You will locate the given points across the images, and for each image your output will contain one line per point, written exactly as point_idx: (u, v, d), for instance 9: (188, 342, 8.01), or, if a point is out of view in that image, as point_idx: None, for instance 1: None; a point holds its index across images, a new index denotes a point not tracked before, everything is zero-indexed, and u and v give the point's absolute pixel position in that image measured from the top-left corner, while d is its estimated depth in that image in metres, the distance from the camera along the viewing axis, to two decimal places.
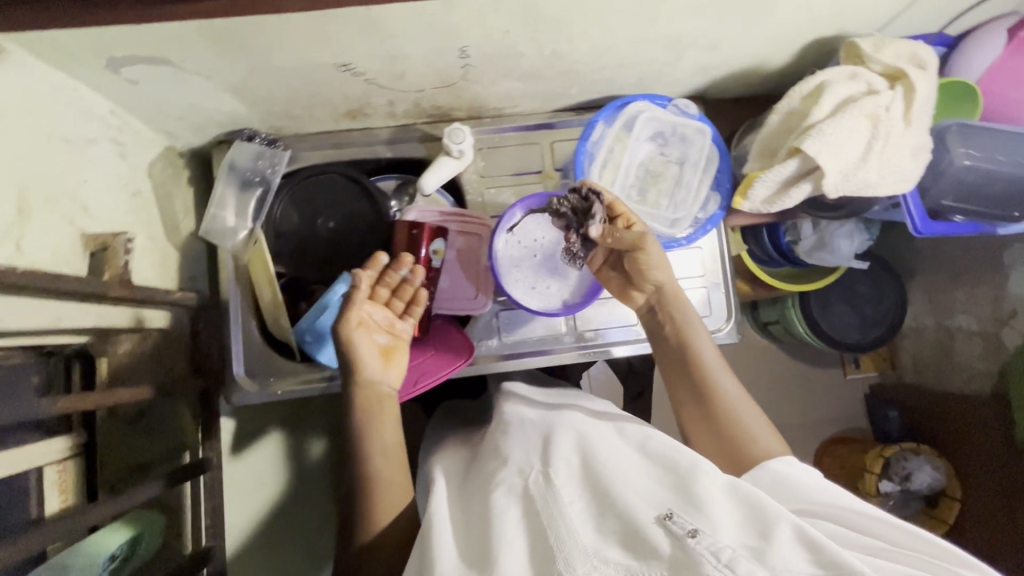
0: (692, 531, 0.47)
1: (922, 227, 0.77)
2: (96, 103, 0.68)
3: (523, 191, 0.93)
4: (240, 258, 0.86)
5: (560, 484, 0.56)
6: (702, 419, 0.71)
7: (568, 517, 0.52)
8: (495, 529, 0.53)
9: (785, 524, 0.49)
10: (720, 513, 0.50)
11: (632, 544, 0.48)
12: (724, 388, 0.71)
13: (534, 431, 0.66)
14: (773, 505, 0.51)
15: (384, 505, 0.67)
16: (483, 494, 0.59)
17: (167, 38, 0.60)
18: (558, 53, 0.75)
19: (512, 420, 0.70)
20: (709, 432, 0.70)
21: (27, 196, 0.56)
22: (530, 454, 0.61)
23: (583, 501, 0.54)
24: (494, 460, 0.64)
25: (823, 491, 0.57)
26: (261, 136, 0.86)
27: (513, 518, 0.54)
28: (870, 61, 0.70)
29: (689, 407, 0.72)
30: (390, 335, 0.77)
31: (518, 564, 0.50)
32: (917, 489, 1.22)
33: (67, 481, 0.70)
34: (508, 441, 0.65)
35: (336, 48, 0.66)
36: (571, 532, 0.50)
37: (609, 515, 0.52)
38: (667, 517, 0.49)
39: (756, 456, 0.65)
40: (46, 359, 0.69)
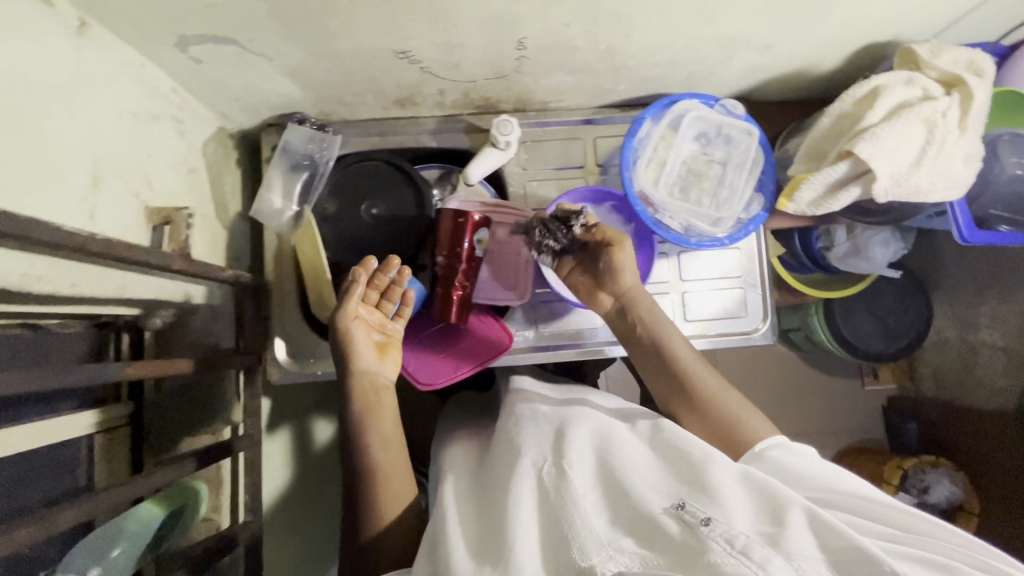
0: (705, 520, 0.47)
1: (968, 235, 0.77)
2: (161, 81, 0.69)
3: (564, 185, 0.93)
4: (285, 239, 0.88)
5: (573, 474, 0.56)
6: (686, 411, 0.70)
7: (582, 507, 0.52)
8: (509, 516, 0.52)
9: (798, 509, 0.48)
10: (735, 502, 0.49)
11: (645, 533, 0.48)
12: (703, 379, 0.71)
13: (546, 424, 0.66)
14: (786, 491, 0.51)
15: (388, 499, 0.64)
16: (495, 488, 0.59)
17: (239, 19, 0.61)
18: (613, 48, 0.76)
19: (526, 412, 0.70)
20: (695, 425, 0.70)
21: (100, 167, 0.58)
22: (543, 446, 0.62)
23: (596, 492, 0.54)
24: (507, 451, 0.64)
25: (838, 479, 0.56)
26: (311, 122, 0.86)
27: (527, 508, 0.53)
28: (926, 67, 0.71)
29: (673, 403, 0.72)
30: (383, 334, 0.76)
31: (534, 552, 0.50)
32: (934, 503, 1.19)
33: (116, 448, 0.73)
34: (519, 433, 0.65)
35: (399, 34, 0.67)
36: (585, 522, 0.50)
37: (624, 505, 0.51)
38: (678, 507, 0.49)
39: (743, 444, 0.65)
40: (98, 330, 0.70)
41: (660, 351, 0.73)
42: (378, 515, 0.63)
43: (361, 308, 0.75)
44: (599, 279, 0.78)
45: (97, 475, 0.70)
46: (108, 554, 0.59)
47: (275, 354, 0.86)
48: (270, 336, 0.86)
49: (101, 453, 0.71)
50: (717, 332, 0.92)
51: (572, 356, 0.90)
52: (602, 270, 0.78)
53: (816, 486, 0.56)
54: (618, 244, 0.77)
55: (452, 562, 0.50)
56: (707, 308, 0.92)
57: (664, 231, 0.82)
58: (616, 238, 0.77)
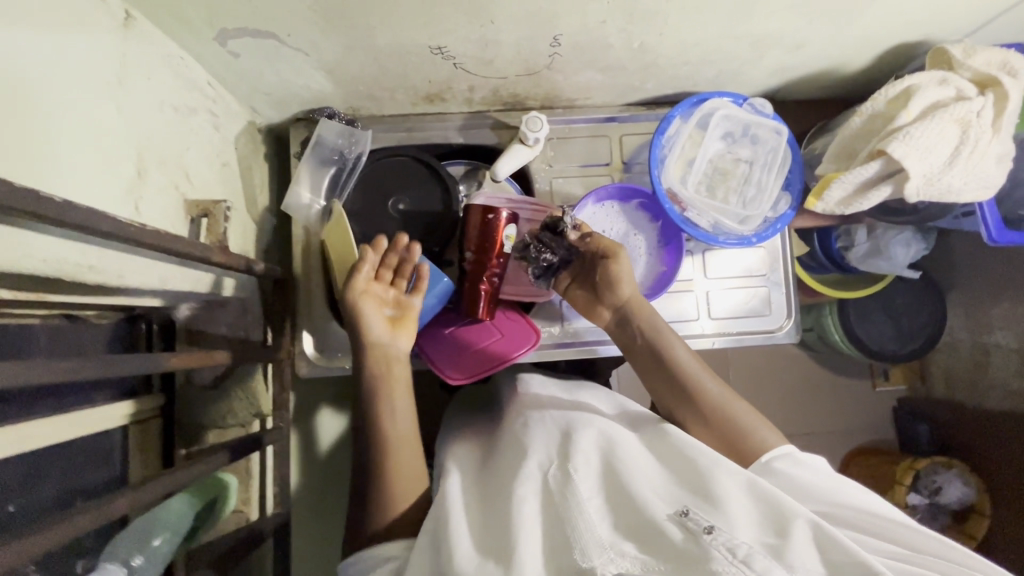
0: (708, 528, 0.48)
1: (997, 236, 0.77)
2: (198, 74, 0.70)
3: (590, 182, 0.94)
4: (313, 233, 0.88)
5: (579, 477, 0.56)
6: (694, 419, 0.70)
7: (585, 508, 0.53)
8: (513, 516, 0.53)
9: (802, 522, 0.50)
10: (738, 512, 0.51)
11: (647, 538, 0.49)
12: (705, 386, 0.71)
13: (554, 424, 0.66)
14: (791, 503, 0.52)
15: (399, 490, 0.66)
16: (499, 488, 0.59)
17: (280, 13, 0.62)
18: (646, 46, 0.76)
19: (535, 413, 0.70)
20: (700, 430, 0.70)
21: (144, 159, 0.59)
22: (551, 446, 0.62)
23: (601, 497, 0.55)
24: (513, 452, 0.64)
25: (846, 494, 0.57)
26: (340, 117, 0.86)
27: (530, 508, 0.54)
28: (959, 68, 0.71)
29: (676, 408, 0.72)
30: (398, 308, 0.76)
31: (536, 552, 0.50)
32: (945, 503, 1.20)
33: (149, 440, 0.74)
34: (528, 432, 0.65)
35: (436, 30, 0.68)
36: (588, 524, 0.51)
37: (626, 509, 0.52)
38: (682, 515, 0.50)
39: (749, 451, 0.65)
40: (131, 322, 0.71)
41: (659, 357, 0.74)
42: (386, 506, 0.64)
43: (372, 284, 0.75)
44: (597, 288, 0.80)
45: (133, 469, 0.71)
46: (151, 543, 0.61)
47: (304, 349, 0.87)
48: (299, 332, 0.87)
49: (135, 444, 0.72)
50: (740, 330, 0.92)
51: (597, 353, 0.91)
52: (599, 281, 0.79)
53: (823, 500, 0.57)
54: (612, 254, 0.79)
55: (454, 558, 0.51)
56: (730, 306, 0.93)
57: (692, 229, 0.83)
58: (609, 249, 0.79)
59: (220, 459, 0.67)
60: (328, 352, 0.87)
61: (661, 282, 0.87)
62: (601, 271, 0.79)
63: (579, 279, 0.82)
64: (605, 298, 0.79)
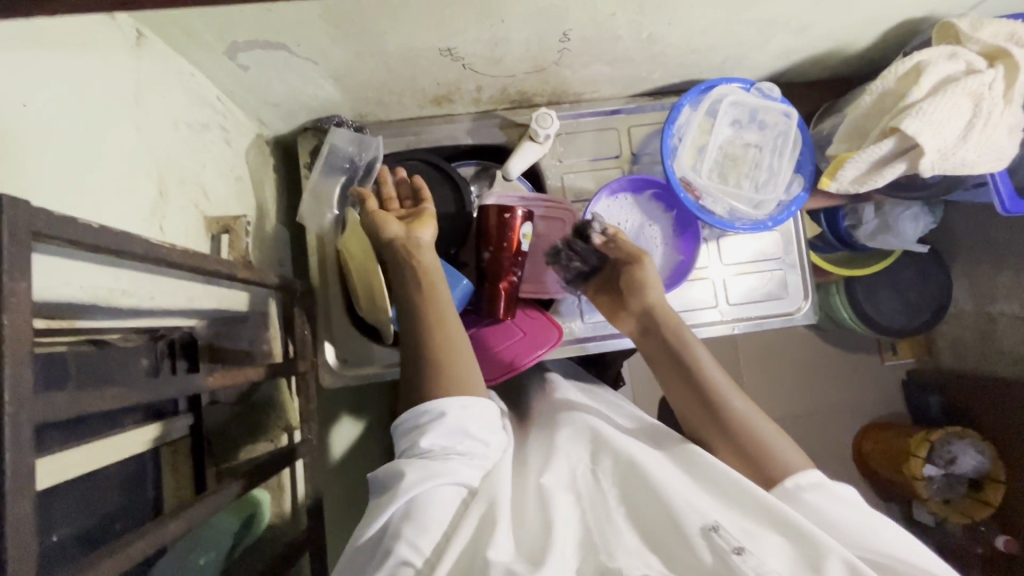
0: (738, 549, 0.49)
1: (1011, 206, 0.78)
2: (207, 89, 0.69)
3: (601, 176, 0.93)
4: (328, 243, 0.88)
5: (608, 486, 0.59)
6: (717, 433, 0.67)
7: (615, 519, 0.54)
8: (546, 514, 0.55)
9: (837, 559, 0.49)
10: (767, 539, 0.52)
11: (676, 553, 0.50)
12: (731, 401, 0.68)
13: (585, 427, 0.68)
14: (827, 538, 0.51)
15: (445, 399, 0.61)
16: (527, 483, 0.61)
17: (291, 23, 0.61)
18: (654, 36, 0.76)
19: (569, 417, 0.72)
20: (724, 448, 0.66)
21: (165, 179, 0.58)
22: (581, 450, 0.64)
23: (628, 504, 0.57)
24: (543, 457, 0.65)
25: (884, 541, 0.54)
26: (349, 124, 0.86)
27: (561, 504, 0.56)
28: (967, 41, 0.72)
29: (700, 423, 0.69)
30: (414, 216, 0.75)
31: (568, 541, 0.52)
32: (961, 472, 1.21)
33: (179, 460, 0.73)
34: (560, 437, 0.67)
35: (447, 31, 0.67)
36: (617, 533, 0.53)
37: (654, 520, 0.54)
38: (712, 529, 0.51)
39: (773, 474, 0.61)
40: (154, 342, 0.70)
41: (683, 367, 0.72)
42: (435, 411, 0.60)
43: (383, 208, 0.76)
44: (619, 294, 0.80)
45: (165, 491, 0.70)
46: (198, 560, 0.66)
47: (325, 359, 0.86)
48: (320, 345, 0.86)
49: (168, 465, 0.71)
50: (758, 315, 0.92)
51: (618, 346, 0.91)
52: (624, 286, 0.79)
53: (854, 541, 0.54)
54: (638, 259, 0.80)
55: (489, 544, 0.50)
56: (746, 291, 0.93)
57: (708, 216, 0.83)
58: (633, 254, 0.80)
59: (234, 490, 0.59)
60: (351, 362, 0.87)
61: (679, 271, 0.88)
62: (626, 275, 0.79)
63: (602, 286, 0.82)
64: (628, 303, 0.79)
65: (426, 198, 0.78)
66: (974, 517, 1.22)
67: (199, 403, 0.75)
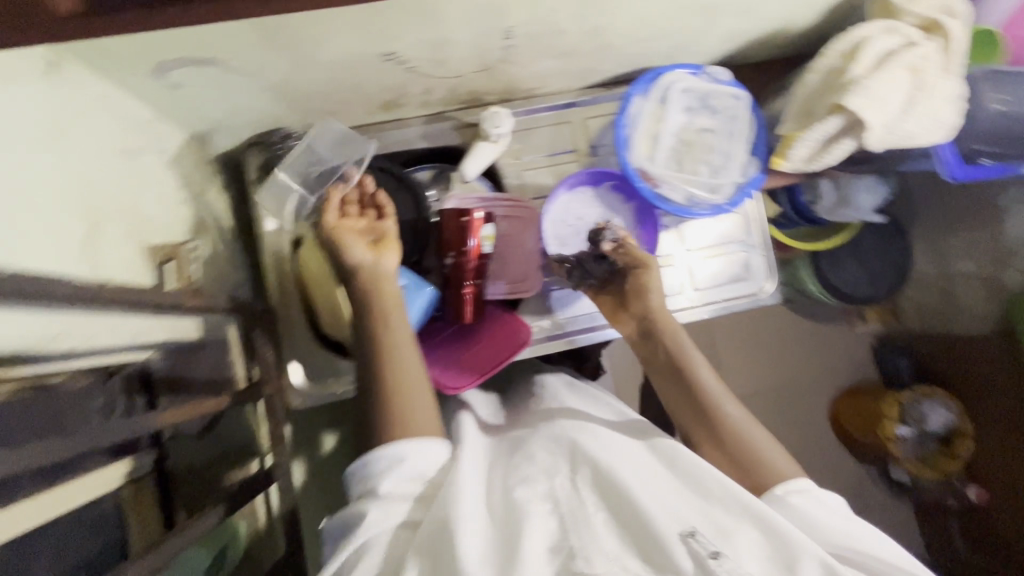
0: (714, 554, 0.50)
1: (958, 173, 0.79)
2: (139, 111, 0.65)
3: (560, 170, 0.93)
4: (285, 261, 0.85)
5: (586, 492, 0.57)
6: (708, 437, 0.69)
7: (594, 524, 0.53)
8: (521, 529, 0.53)
9: (811, 561, 0.52)
10: (743, 540, 0.53)
11: (655, 556, 0.51)
12: (726, 409, 0.69)
13: (562, 433, 0.66)
14: (801, 540, 0.54)
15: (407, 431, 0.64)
16: (503, 495, 0.59)
17: (218, 39, 0.58)
18: (599, 28, 0.75)
19: (547, 425, 0.71)
20: (716, 454, 0.68)
21: (96, 212, 0.55)
22: (557, 457, 0.62)
23: (607, 509, 0.55)
24: (520, 462, 0.63)
25: (857, 541, 0.57)
26: (296, 136, 0.85)
27: (538, 518, 0.54)
28: (903, 15, 0.73)
29: (693, 428, 0.70)
30: (375, 234, 0.74)
31: (543, 554, 0.51)
32: (933, 430, 1.26)
33: (144, 500, 0.69)
34: (535, 443, 0.66)
35: (385, 35, 0.65)
36: (594, 539, 0.52)
37: (634, 523, 0.53)
38: (690, 535, 0.52)
39: (762, 480, 0.64)
40: (107, 379, 0.65)
41: (680, 374, 0.72)
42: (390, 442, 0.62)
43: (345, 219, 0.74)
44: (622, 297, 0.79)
45: (133, 530, 0.66)
46: None
47: (293, 379, 0.84)
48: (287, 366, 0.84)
49: (131, 505, 0.67)
50: (724, 298, 0.94)
51: (588, 339, 0.91)
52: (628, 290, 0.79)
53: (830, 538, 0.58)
54: (645, 265, 0.79)
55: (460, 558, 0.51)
56: (710, 275, 0.94)
57: (666, 205, 0.83)
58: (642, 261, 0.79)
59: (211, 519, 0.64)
60: (320, 379, 0.85)
61: None
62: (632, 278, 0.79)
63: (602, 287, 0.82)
64: (630, 306, 0.79)
65: (390, 216, 0.76)
66: (943, 472, 1.27)
67: (161, 441, 0.73)
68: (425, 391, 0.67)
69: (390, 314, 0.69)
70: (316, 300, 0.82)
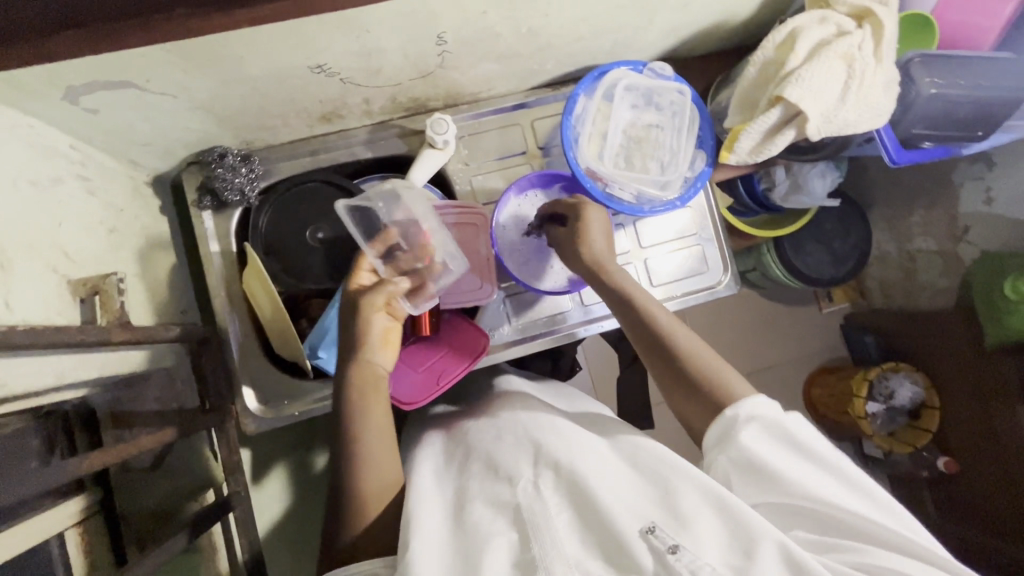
0: (672, 548, 0.50)
1: (898, 157, 0.81)
2: (54, 139, 0.63)
3: (510, 174, 0.92)
4: (231, 283, 0.83)
5: (549, 495, 0.57)
6: (680, 386, 0.65)
7: (554, 528, 0.53)
8: (479, 545, 0.54)
9: (769, 542, 0.49)
10: (705, 528, 0.51)
11: (615, 555, 0.51)
12: (681, 339, 0.67)
13: (525, 433, 0.65)
14: (760, 520, 0.51)
15: (372, 489, 0.63)
16: (468, 510, 0.59)
17: (130, 61, 0.56)
18: (535, 29, 0.74)
19: (508, 420, 0.70)
20: (682, 389, 0.65)
21: (6, 250, 0.53)
22: (520, 460, 0.62)
23: (570, 511, 0.55)
24: (485, 468, 0.63)
25: (814, 485, 0.54)
26: (233, 153, 0.80)
27: (498, 531, 0.55)
28: (835, 4, 0.74)
29: (657, 369, 0.68)
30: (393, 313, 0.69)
31: (503, 568, 0.51)
32: (900, 405, 1.27)
33: (91, 542, 0.66)
34: (499, 446, 0.65)
35: (312, 48, 0.63)
36: (556, 543, 0.52)
37: (595, 525, 0.53)
38: (649, 531, 0.52)
39: (725, 404, 0.61)
40: (43, 420, 0.62)
41: (633, 310, 0.70)
42: (360, 516, 0.62)
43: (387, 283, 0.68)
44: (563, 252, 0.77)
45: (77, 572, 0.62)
46: None
47: (246, 404, 0.82)
48: (237, 390, 0.82)
49: (77, 547, 0.63)
50: (684, 292, 0.93)
51: (550, 343, 0.90)
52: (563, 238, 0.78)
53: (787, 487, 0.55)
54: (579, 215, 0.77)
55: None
56: (668, 271, 0.94)
57: (618, 204, 0.83)
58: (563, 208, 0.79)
59: (179, 542, 0.65)
60: (274, 403, 0.83)
61: None
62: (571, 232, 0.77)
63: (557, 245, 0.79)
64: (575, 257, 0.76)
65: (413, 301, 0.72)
66: (913, 445, 1.28)
67: (107, 477, 0.70)
68: (391, 442, 0.66)
69: (378, 424, 0.65)
70: (266, 322, 0.80)
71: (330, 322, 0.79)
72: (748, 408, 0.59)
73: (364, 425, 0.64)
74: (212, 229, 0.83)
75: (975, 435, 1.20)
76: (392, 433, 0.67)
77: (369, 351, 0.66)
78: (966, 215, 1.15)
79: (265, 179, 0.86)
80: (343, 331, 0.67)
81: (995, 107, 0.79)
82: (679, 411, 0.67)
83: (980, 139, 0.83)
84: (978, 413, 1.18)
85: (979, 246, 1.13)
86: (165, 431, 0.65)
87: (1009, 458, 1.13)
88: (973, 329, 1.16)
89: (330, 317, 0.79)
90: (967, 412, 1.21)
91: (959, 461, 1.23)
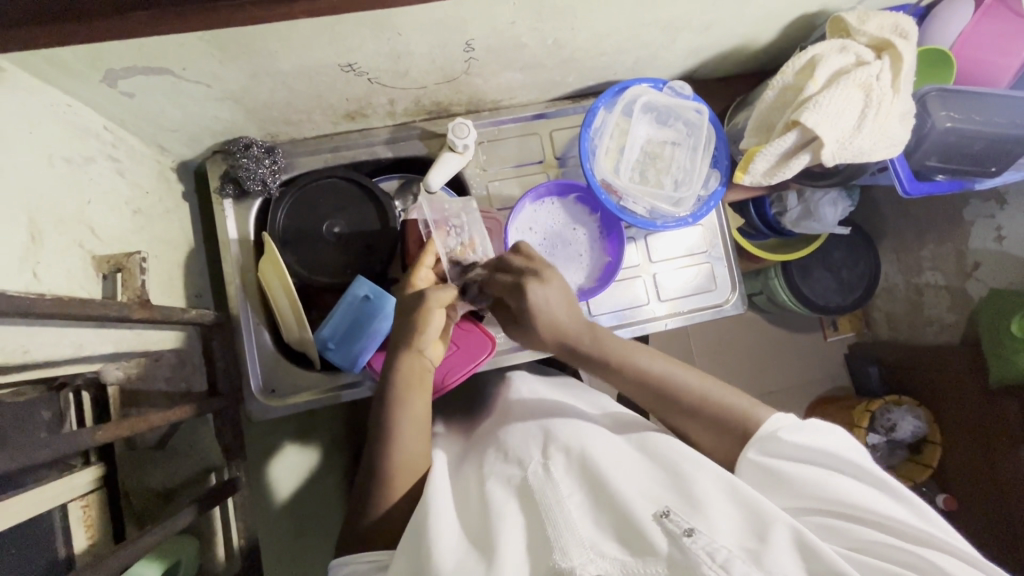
0: (688, 531, 0.49)
1: (910, 188, 0.82)
2: (90, 119, 0.65)
3: (526, 182, 0.93)
4: (248, 272, 0.85)
5: (560, 478, 0.59)
6: (685, 415, 0.68)
7: (565, 508, 0.55)
8: (495, 523, 0.55)
9: (782, 527, 0.51)
10: (718, 514, 0.52)
11: (630, 539, 0.50)
12: (681, 381, 0.69)
13: (535, 425, 0.70)
14: (771, 507, 0.53)
15: (403, 469, 0.67)
16: (480, 495, 0.62)
17: (171, 48, 0.58)
18: (560, 42, 0.76)
19: (518, 420, 0.73)
20: (693, 424, 0.67)
21: (39, 223, 0.54)
22: (531, 447, 0.65)
23: (580, 494, 0.57)
24: (498, 455, 0.67)
25: (834, 483, 0.56)
26: (258, 145, 0.82)
27: (510, 513, 0.56)
28: (856, 34, 0.76)
29: (656, 406, 0.69)
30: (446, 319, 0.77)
31: (518, 549, 0.52)
32: (902, 438, 1.24)
33: (92, 516, 0.66)
34: (510, 436, 0.69)
35: (343, 47, 0.65)
36: (569, 523, 0.52)
37: (608, 509, 0.54)
38: (663, 515, 0.52)
39: (739, 431, 0.64)
40: (57, 392, 0.64)
41: (616, 370, 0.70)
42: (383, 500, 0.65)
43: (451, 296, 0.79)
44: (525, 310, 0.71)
45: (77, 547, 0.63)
46: None
47: (252, 390, 0.83)
48: (244, 373, 0.83)
49: (78, 519, 0.64)
50: (690, 309, 0.94)
51: (553, 351, 0.91)
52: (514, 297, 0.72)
53: (806, 492, 0.57)
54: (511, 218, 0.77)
55: (434, 557, 0.53)
56: (677, 286, 0.95)
57: (630, 218, 0.84)
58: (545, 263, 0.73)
59: (187, 517, 0.66)
60: (278, 392, 0.84)
61: (607, 275, 0.88)
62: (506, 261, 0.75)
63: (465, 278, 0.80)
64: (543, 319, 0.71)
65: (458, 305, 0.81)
66: (913, 480, 1.26)
67: (110, 453, 0.70)
68: (418, 428, 0.69)
69: (412, 415, 0.69)
70: (278, 311, 0.82)
71: (342, 306, 0.81)
72: (773, 427, 0.62)
73: (404, 411, 0.69)
74: (232, 217, 0.85)
75: (979, 473, 1.18)
76: (426, 421, 0.71)
77: (425, 342, 0.71)
78: (976, 251, 1.14)
79: (287, 171, 0.88)
80: (405, 321, 0.72)
81: (1006, 145, 0.80)
82: (688, 438, 0.70)
83: (993, 175, 0.84)
84: (982, 453, 1.16)
85: (989, 283, 1.12)
86: (177, 409, 0.66)
87: (1008, 499, 1.11)
88: (979, 366, 1.15)
89: (342, 308, 0.81)
90: (970, 449, 1.19)
91: (958, 500, 1.23)
